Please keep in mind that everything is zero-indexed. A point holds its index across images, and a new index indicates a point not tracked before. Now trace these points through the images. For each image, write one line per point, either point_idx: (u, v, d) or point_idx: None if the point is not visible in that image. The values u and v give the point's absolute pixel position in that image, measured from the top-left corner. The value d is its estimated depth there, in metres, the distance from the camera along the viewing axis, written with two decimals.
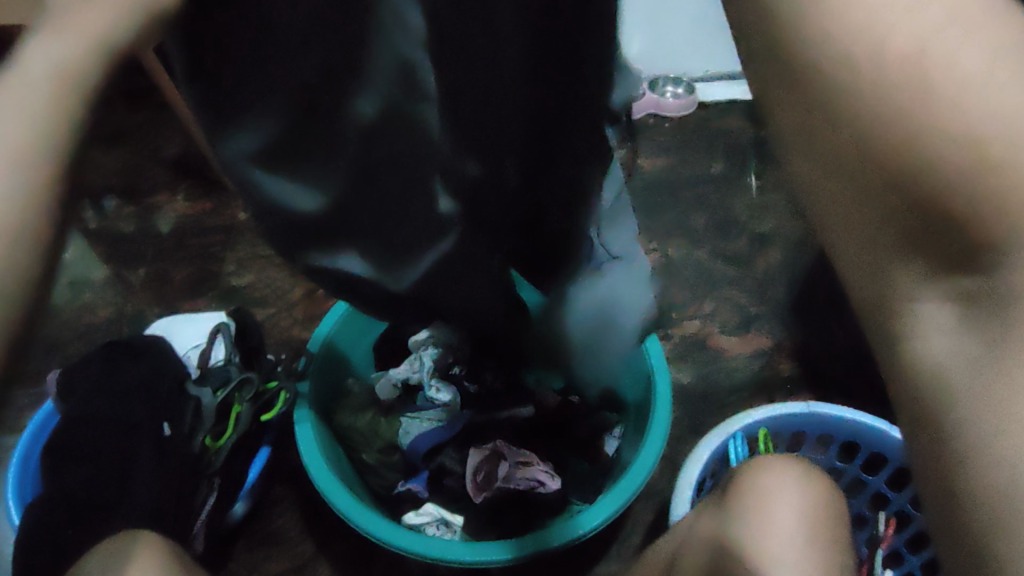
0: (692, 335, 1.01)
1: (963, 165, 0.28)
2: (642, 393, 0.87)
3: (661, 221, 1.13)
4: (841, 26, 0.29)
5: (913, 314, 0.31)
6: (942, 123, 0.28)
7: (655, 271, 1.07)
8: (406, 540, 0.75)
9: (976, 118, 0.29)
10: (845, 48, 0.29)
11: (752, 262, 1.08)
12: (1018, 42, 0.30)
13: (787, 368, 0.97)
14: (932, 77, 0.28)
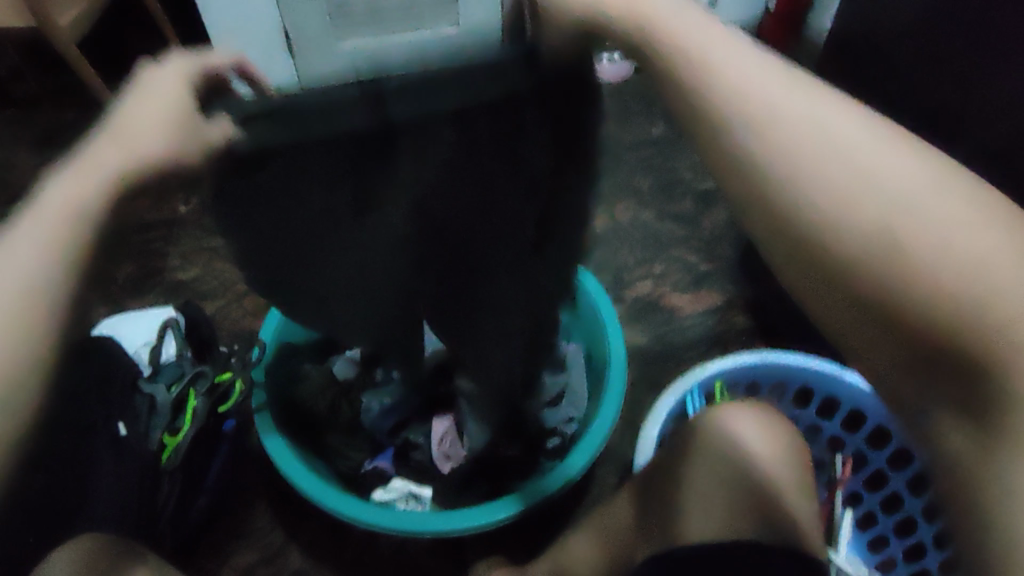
0: (645, 297, 1.03)
1: (899, 284, 0.31)
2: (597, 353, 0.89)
3: (608, 187, 1.15)
4: (783, 160, 0.32)
5: (988, 379, 0.30)
6: (919, 250, 0.30)
7: (604, 237, 1.09)
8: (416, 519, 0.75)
9: (931, 230, 0.30)
10: (822, 178, 0.32)
11: (698, 222, 1.11)
12: (899, 143, 0.33)
13: (740, 322, 1.00)
14: (907, 230, 0.30)
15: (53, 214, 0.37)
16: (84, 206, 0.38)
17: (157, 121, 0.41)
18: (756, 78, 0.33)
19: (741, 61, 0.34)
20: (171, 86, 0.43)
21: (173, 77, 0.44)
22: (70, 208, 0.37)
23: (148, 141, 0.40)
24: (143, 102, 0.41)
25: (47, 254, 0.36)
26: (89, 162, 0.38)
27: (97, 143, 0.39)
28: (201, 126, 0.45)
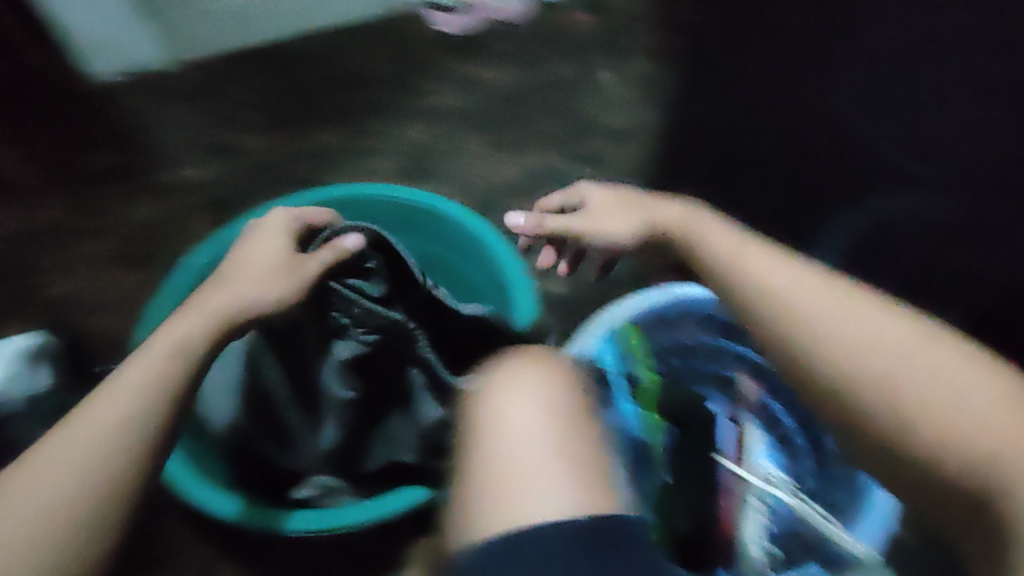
0: (561, 244, 0.99)
1: (926, 452, 0.42)
2: (507, 310, 0.84)
3: (515, 135, 1.09)
4: (831, 344, 0.48)
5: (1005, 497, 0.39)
6: (918, 415, 0.43)
7: (515, 189, 1.05)
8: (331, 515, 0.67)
9: (940, 415, 0.42)
10: (835, 349, 0.47)
11: (608, 161, 1.07)
12: (939, 345, 0.45)
13: (655, 257, 0.99)
14: (908, 409, 0.43)
15: (165, 346, 0.56)
16: (198, 325, 0.59)
17: (256, 280, 0.64)
18: (763, 264, 0.55)
19: (745, 257, 0.57)
20: (275, 247, 0.68)
21: (280, 230, 0.71)
22: (181, 342, 0.57)
23: (254, 286, 0.64)
24: (258, 262, 0.66)
25: (166, 367, 0.55)
26: (204, 308, 0.60)
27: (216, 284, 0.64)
28: (302, 263, 0.68)
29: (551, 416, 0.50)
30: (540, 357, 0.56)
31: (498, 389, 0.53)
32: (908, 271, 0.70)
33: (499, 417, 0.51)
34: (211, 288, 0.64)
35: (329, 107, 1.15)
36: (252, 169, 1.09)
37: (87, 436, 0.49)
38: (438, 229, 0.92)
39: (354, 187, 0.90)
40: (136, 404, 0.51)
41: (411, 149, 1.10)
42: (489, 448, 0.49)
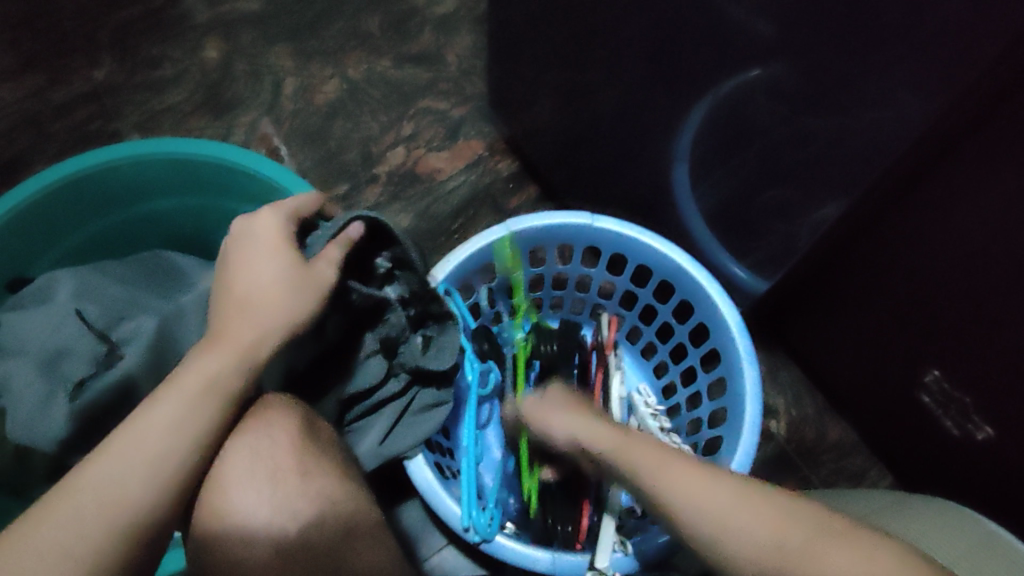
0: (400, 168, 0.86)
1: None
2: None
3: (329, 40, 0.92)
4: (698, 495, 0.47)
5: None
6: None
7: (339, 108, 0.88)
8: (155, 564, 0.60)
9: None
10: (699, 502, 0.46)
11: (443, 57, 0.91)
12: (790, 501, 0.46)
13: (506, 168, 0.88)
14: None
15: (195, 385, 0.49)
16: (221, 376, 0.50)
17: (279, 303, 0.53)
18: (690, 486, 0.47)
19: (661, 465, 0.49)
20: (282, 260, 0.55)
21: (277, 235, 0.56)
22: (214, 385, 0.50)
23: (277, 311, 0.53)
24: (271, 283, 0.54)
25: (196, 416, 0.48)
26: (230, 342, 0.51)
27: (243, 311, 0.53)
28: (314, 274, 0.55)
29: (276, 491, 0.53)
30: (249, 425, 0.55)
31: (210, 484, 0.53)
32: (764, 154, 0.60)
33: (230, 507, 0.53)
34: (230, 317, 0.53)
35: (96, 32, 0.93)
36: (10, 125, 0.88)
37: (117, 497, 0.44)
38: (235, 183, 0.79)
39: (122, 148, 0.74)
40: (147, 464, 0.46)
41: (199, 75, 0.91)
42: (224, 544, 0.51)
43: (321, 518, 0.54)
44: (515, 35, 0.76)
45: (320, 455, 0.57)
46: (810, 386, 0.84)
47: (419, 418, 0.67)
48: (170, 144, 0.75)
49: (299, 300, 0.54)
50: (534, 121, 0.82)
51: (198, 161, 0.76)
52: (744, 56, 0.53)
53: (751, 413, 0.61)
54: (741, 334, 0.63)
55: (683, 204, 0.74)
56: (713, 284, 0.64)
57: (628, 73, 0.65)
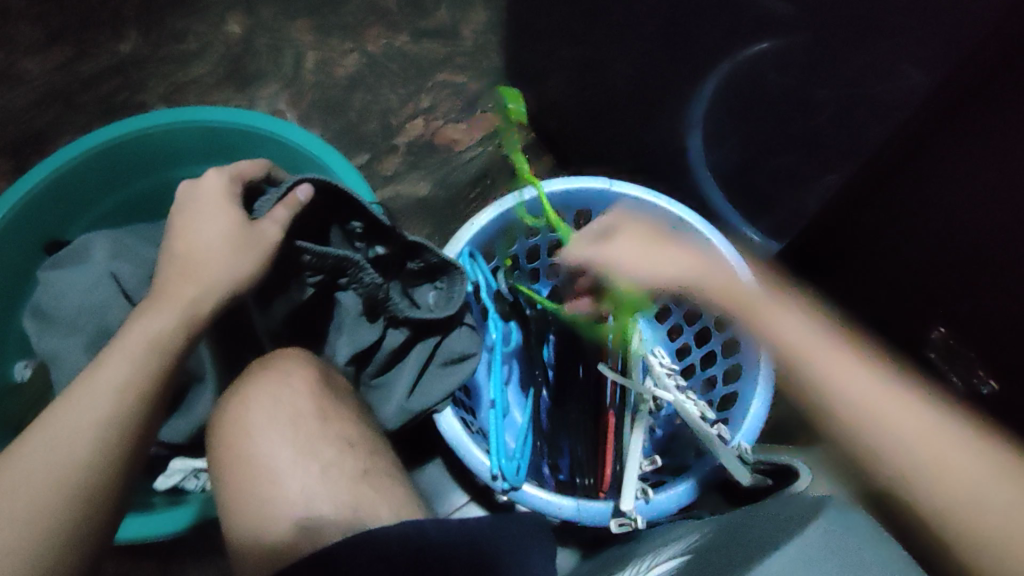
0: (419, 139, 0.89)
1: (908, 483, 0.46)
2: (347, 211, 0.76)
3: (348, 15, 0.94)
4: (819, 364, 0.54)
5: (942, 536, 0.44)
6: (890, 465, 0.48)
7: (359, 81, 0.91)
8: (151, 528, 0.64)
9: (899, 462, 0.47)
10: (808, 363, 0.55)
11: (459, 33, 0.93)
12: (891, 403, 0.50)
13: (522, 139, 0.90)
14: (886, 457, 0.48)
15: (138, 344, 0.51)
16: (162, 332, 0.52)
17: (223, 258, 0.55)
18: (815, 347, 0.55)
19: (834, 346, 0.55)
20: (229, 216, 0.56)
21: (222, 193, 0.58)
22: (156, 339, 0.52)
23: (221, 267, 0.54)
24: (218, 237, 0.55)
25: (138, 371, 0.50)
26: (174, 297, 0.53)
27: (185, 270, 0.54)
28: (259, 231, 0.57)
29: (299, 432, 0.56)
30: (270, 377, 0.59)
31: (235, 432, 0.56)
32: (775, 119, 0.63)
33: (258, 448, 0.55)
34: (173, 274, 0.54)
35: (121, 7, 0.95)
36: (38, 98, 0.91)
37: (64, 447, 0.47)
38: (261, 150, 0.81)
39: (151, 116, 0.77)
40: (96, 410, 0.49)
41: (222, 49, 0.94)
42: (254, 484, 0.53)
43: (344, 456, 0.56)
44: (532, 8, 0.79)
45: (336, 405, 0.60)
46: None
47: (440, 371, 0.70)
48: (198, 112, 0.78)
49: (243, 252, 0.56)
50: (550, 93, 0.85)
51: (226, 128, 0.79)
52: (755, 25, 0.56)
53: (766, 368, 0.64)
54: None
55: (697, 171, 0.77)
56: (729, 248, 0.67)
57: (642, 45, 0.68)
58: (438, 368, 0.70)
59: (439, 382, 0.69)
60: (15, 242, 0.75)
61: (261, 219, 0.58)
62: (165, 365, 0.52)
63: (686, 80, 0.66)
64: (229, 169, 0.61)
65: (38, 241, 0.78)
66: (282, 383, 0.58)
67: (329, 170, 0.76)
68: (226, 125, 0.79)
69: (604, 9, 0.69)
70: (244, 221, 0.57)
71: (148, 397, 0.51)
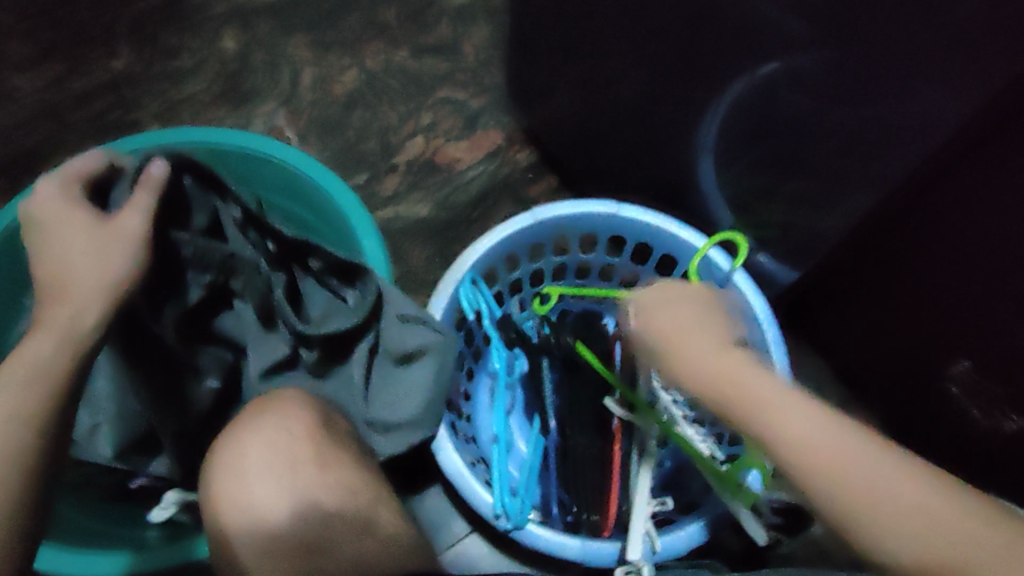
0: (419, 158, 0.86)
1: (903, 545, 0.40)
2: (341, 230, 0.74)
3: (346, 30, 0.92)
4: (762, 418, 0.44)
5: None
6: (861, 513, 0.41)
7: (358, 98, 0.89)
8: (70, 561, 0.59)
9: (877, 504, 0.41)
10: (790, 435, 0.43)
11: (461, 48, 0.91)
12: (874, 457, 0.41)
13: (524, 158, 0.88)
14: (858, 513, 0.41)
15: (20, 370, 0.48)
16: (50, 357, 0.49)
17: (93, 265, 0.52)
18: (789, 421, 0.43)
19: (786, 401, 0.44)
20: (78, 223, 0.53)
21: (62, 198, 0.54)
22: (38, 364, 0.48)
23: (96, 270, 0.52)
24: (79, 249, 0.52)
25: (23, 398, 0.47)
26: (48, 325, 0.50)
27: (64, 290, 0.51)
28: (117, 224, 0.54)
29: (297, 481, 0.52)
30: (267, 421, 0.55)
31: (230, 482, 0.53)
32: (790, 141, 0.61)
33: (253, 502, 0.52)
34: (46, 296, 0.51)
35: (114, 22, 0.93)
36: (29, 115, 0.89)
37: None
38: (247, 172, 0.79)
39: (127, 142, 0.75)
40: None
41: (217, 66, 0.91)
42: (250, 542, 0.50)
43: (341, 496, 0.53)
44: (537, 25, 0.76)
45: (335, 448, 0.56)
46: (828, 375, 0.86)
47: (385, 374, 0.66)
48: (176, 134, 0.76)
49: (113, 254, 0.53)
50: (554, 112, 0.82)
51: (208, 149, 0.77)
52: (769, 43, 0.54)
53: None
54: (772, 324, 0.63)
55: (709, 193, 0.74)
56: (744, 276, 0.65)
57: (651, 65, 0.65)
58: (382, 371, 0.66)
59: (389, 386, 0.65)
60: (3, 268, 0.73)
61: (115, 214, 0.55)
62: (53, 383, 0.49)
63: (699, 100, 0.64)
64: (60, 170, 0.56)
65: (25, 266, 0.75)
66: (277, 430, 0.55)
67: (320, 187, 0.74)
68: (206, 147, 0.76)
69: (613, 27, 0.66)
70: (98, 223, 0.54)
71: (45, 421, 0.48)
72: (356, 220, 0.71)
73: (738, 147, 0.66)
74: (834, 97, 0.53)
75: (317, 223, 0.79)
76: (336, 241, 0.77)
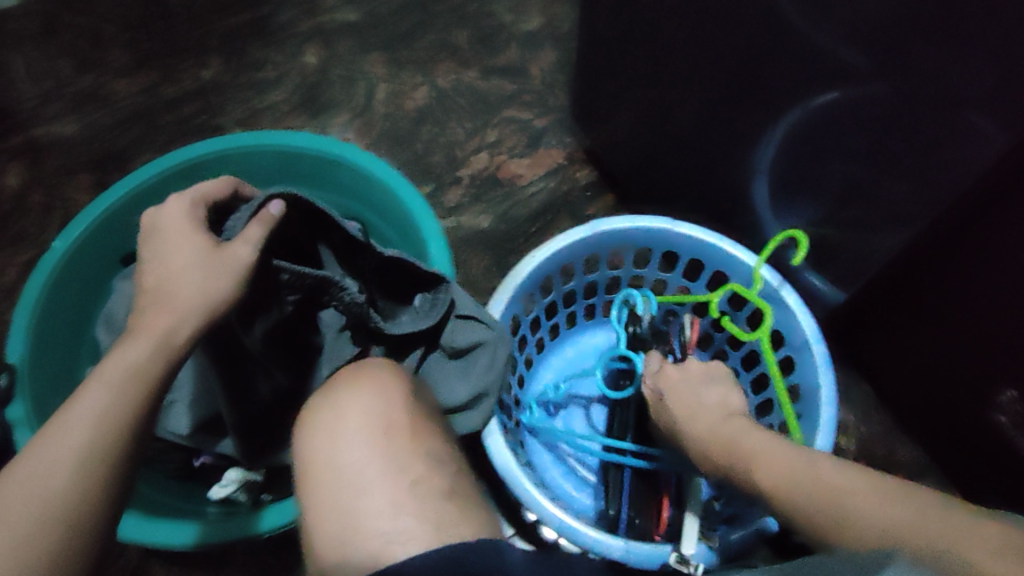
0: (482, 172, 0.90)
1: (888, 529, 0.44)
2: (411, 234, 0.78)
3: (420, 50, 0.97)
4: (782, 483, 0.50)
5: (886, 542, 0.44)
6: (848, 512, 0.47)
7: (427, 113, 0.94)
8: (145, 530, 0.62)
9: (852, 503, 0.47)
10: (770, 472, 0.51)
11: (528, 71, 0.95)
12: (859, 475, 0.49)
13: (584, 177, 0.91)
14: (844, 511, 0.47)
15: (117, 372, 0.50)
16: (143, 364, 0.51)
17: (195, 285, 0.53)
18: (769, 455, 0.52)
19: (744, 438, 0.55)
20: (193, 242, 0.55)
21: (186, 215, 0.57)
22: (133, 370, 0.51)
23: (196, 291, 0.53)
24: (185, 265, 0.54)
25: (118, 401, 0.49)
26: (148, 331, 0.52)
27: (161, 300, 0.53)
28: (231, 250, 0.55)
29: (388, 446, 0.50)
30: (364, 388, 0.54)
31: (326, 443, 0.51)
32: (851, 171, 0.62)
33: (343, 463, 0.50)
34: (148, 305, 0.53)
35: (207, 36, 1.00)
36: (124, 117, 0.96)
37: (37, 485, 0.46)
38: (323, 175, 0.84)
39: (214, 142, 0.80)
40: (73, 443, 0.48)
41: (298, 78, 0.97)
42: (338, 506, 0.48)
43: (433, 471, 0.50)
44: (605, 53, 0.80)
45: (427, 422, 0.54)
46: (879, 405, 0.85)
47: (442, 373, 0.69)
48: (259, 135, 0.81)
49: (215, 280, 0.54)
50: (615, 135, 0.86)
51: (288, 151, 0.82)
52: (827, 73, 0.55)
53: (828, 418, 0.62)
54: (821, 342, 0.64)
55: (765, 217, 0.76)
56: (793, 294, 0.66)
57: (717, 92, 0.68)
58: (438, 369, 0.69)
59: (446, 384, 0.68)
60: (96, 254, 0.79)
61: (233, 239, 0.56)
62: (145, 392, 0.51)
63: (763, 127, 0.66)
64: (192, 190, 0.60)
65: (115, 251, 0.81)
66: (372, 398, 0.53)
67: (391, 191, 0.78)
68: (287, 149, 0.81)
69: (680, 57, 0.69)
70: (211, 248, 0.55)
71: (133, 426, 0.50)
72: (425, 224, 0.75)
73: (798, 174, 0.67)
74: (900, 134, 0.55)
75: (385, 225, 0.83)
76: (403, 243, 0.81)
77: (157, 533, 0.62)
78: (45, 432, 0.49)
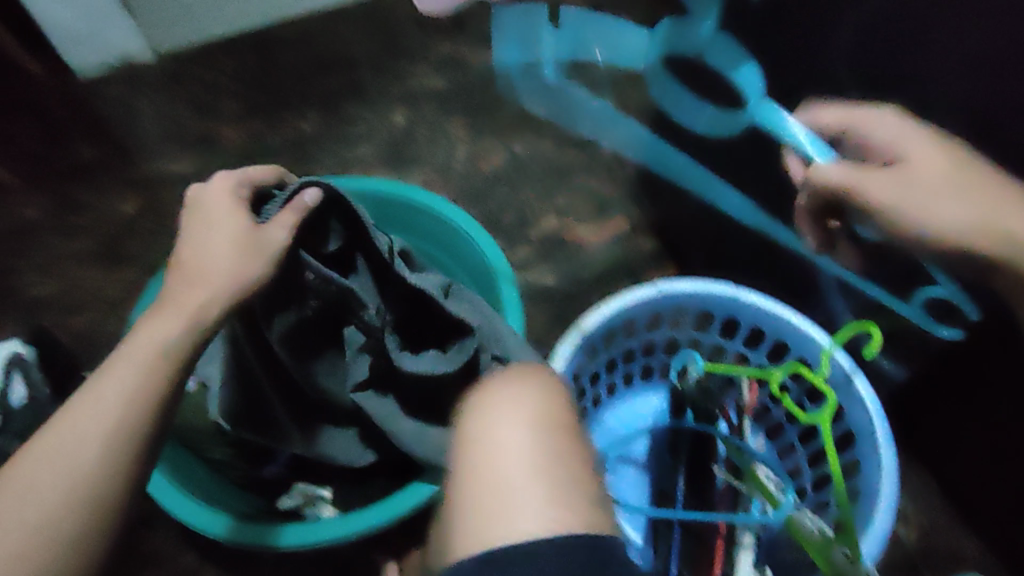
0: (550, 233, 0.96)
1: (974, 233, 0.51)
2: (488, 286, 0.83)
3: (501, 119, 1.06)
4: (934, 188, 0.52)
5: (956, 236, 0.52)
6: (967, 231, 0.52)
7: (502, 175, 1.01)
8: (177, 502, 0.67)
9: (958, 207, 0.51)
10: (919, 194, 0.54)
11: (598, 144, 1.02)
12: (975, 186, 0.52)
13: (646, 245, 0.96)
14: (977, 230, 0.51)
15: (148, 350, 0.52)
16: (173, 340, 0.53)
17: (228, 267, 0.56)
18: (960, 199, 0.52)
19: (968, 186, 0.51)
20: (232, 223, 0.58)
21: (227, 196, 0.60)
22: (162, 345, 0.53)
23: (230, 273, 0.56)
24: (223, 245, 0.56)
25: (144, 380, 0.51)
26: (180, 307, 0.54)
27: (197, 279, 0.55)
28: (266, 234, 0.57)
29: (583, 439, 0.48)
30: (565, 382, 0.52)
31: (525, 405, 0.48)
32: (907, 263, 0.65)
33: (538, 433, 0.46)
34: (183, 281, 0.56)
35: (309, 94, 1.11)
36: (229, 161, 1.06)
37: (63, 456, 0.48)
38: (410, 220, 0.90)
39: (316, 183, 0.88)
40: (101, 414, 0.50)
41: (387, 136, 1.06)
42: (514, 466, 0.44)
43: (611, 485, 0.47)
44: (674, 135, 0.86)
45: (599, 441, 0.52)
46: (927, 494, 0.85)
47: None
48: (357, 180, 0.88)
49: (248, 262, 0.56)
50: (678, 209, 0.91)
51: (380, 197, 0.89)
52: None
53: (889, 494, 0.63)
54: (882, 418, 0.66)
55: (822, 297, 0.79)
56: (855, 369, 0.68)
57: None
58: None
59: None
60: None
61: (268, 222, 0.58)
62: (175, 363, 0.53)
63: None
64: (235, 174, 0.62)
65: None
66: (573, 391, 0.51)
67: (474, 245, 0.84)
68: (379, 195, 0.88)
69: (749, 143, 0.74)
70: (247, 232, 0.57)
71: (163, 410, 0.52)
72: (503, 279, 0.80)
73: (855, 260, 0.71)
74: None
75: (461, 273, 0.89)
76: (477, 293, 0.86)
77: (187, 509, 0.68)
78: (76, 403, 0.51)
